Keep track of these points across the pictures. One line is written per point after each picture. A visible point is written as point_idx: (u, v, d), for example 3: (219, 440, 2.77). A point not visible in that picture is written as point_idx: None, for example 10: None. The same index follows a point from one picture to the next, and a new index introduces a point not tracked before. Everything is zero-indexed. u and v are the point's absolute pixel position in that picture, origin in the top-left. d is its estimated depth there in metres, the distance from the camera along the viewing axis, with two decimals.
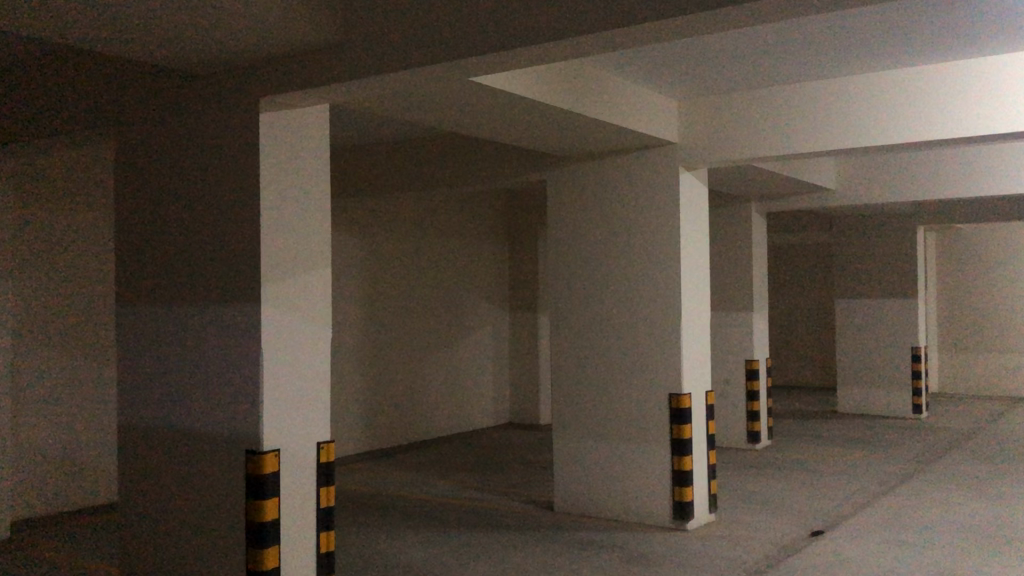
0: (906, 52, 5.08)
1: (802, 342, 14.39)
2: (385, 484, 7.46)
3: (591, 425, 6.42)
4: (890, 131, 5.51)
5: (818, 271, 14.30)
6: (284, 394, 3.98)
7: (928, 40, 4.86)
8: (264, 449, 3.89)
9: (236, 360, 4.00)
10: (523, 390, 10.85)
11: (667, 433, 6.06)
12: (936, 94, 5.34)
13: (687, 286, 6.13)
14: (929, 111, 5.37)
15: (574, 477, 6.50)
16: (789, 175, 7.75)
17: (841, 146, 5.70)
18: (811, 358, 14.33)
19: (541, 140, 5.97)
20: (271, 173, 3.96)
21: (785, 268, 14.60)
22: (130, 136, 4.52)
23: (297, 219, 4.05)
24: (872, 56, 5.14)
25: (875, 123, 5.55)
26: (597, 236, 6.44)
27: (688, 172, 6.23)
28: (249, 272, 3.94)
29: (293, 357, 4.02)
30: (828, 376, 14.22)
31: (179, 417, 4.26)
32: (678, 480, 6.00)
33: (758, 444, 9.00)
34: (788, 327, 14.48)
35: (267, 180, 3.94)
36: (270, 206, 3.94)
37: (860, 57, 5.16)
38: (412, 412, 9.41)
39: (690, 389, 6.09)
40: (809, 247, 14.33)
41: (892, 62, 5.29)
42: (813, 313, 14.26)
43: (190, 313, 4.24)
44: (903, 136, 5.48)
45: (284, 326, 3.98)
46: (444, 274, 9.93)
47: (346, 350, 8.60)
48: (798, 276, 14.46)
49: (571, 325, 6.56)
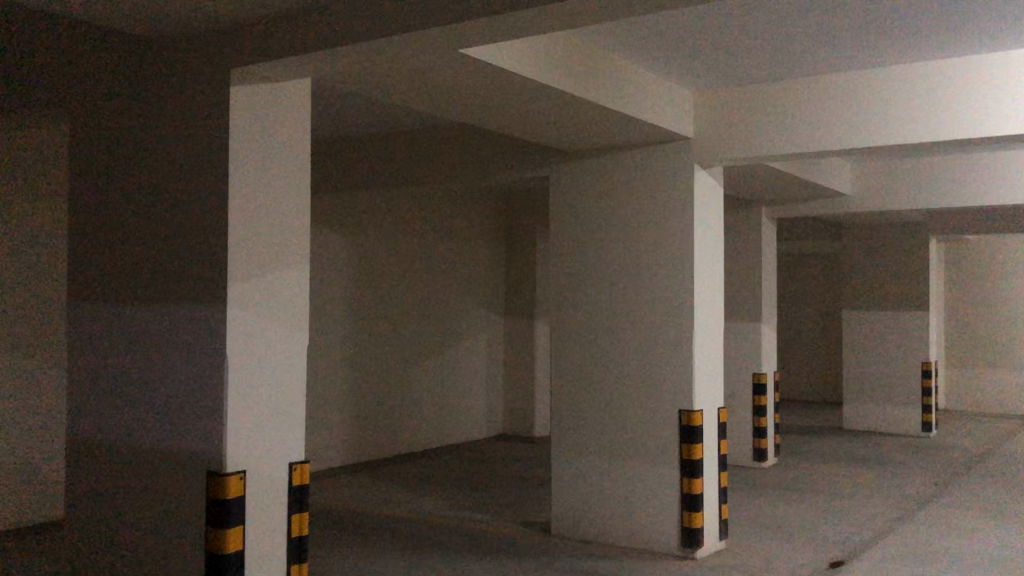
0: (931, 43, 4.62)
1: (806, 355, 13.99)
2: (369, 502, 6.96)
3: (592, 442, 5.95)
4: (909, 130, 5.05)
5: (824, 282, 13.90)
6: (253, 408, 3.48)
7: (959, 31, 4.39)
8: (228, 471, 3.40)
9: (198, 367, 3.51)
10: (518, 400, 10.38)
11: (677, 452, 5.58)
12: (962, 90, 4.87)
13: (701, 293, 5.65)
14: (954, 109, 4.90)
15: (571, 498, 6.03)
16: (804, 179, 7.30)
17: (858, 145, 5.23)
18: (815, 371, 13.93)
19: (544, 131, 5.49)
20: (243, 154, 3.46)
21: (790, 279, 14.20)
22: (84, 111, 4.03)
23: (273, 207, 3.55)
24: (894, 46, 4.67)
25: (894, 121, 5.09)
26: (601, 237, 5.97)
27: (705, 170, 5.76)
28: (214, 267, 3.45)
29: (265, 365, 3.52)
30: (832, 389, 13.81)
31: (133, 428, 3.78)
32: (687, 504, 5.52)
33: (765, 462, 8.54)
34: (793, 339, 14.08)
35: (237, 160, 3.44)
36: (241, 191, 3.45)
37: (882, 47, 4.70)
38: (399, 423, 8.91)
39: (701, 405, 5.61)
40: (816, 258, 13.93)
41: (913, 54, 4.82)
42: (817, 324, 13.87)
43: (147, 312, 3.75)
44: (922, 136, 5.01)
45: (254, 329, 3.48)
46: (435, 276, 9.45)
47: (329, 356, 8.11)
48: (802, 287, 14.08)
49: (573, 333, 6.07)
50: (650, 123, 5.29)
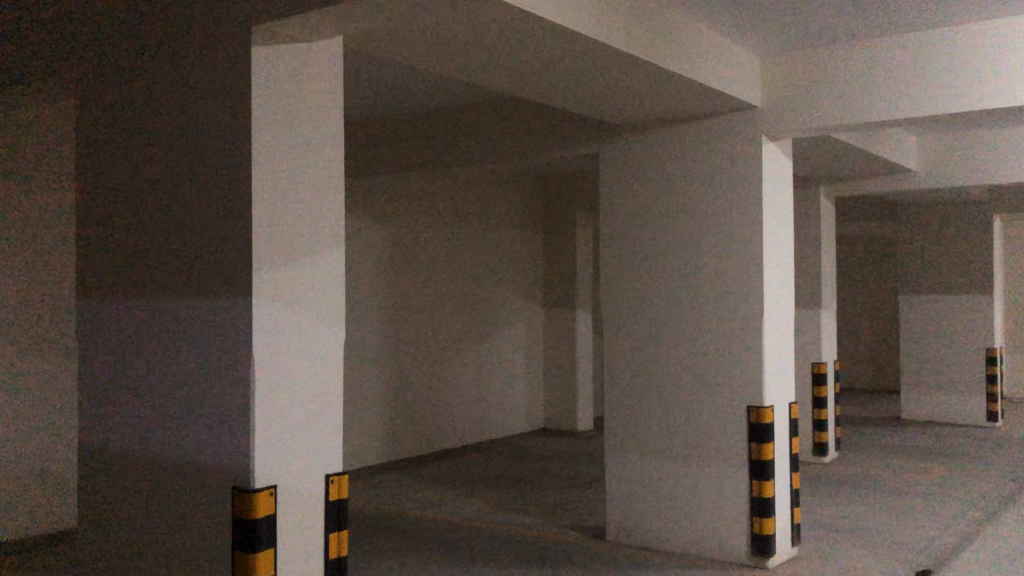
0: None
1: (861, 342, 13.45)
2: (408, 504, 6.56)
3: (652, 441, 5.48)
4: (998, 93, 4.44)
5: (880, 264, 13.36)
6: (285, 412, 3.05)
7: None
8: (257, 486, 2.97)
9: (220, 369, 3.09)
10: (560, 392, 9.93)
11: (746, 452, 5.10)
12: None
13: (771, 277, 5.15)
14: None
15: (626, 501, 5.58)
16: (872, 152, 6.75)
17: (940, 110, 4.63)
18: (870, 358, 13.38)
19: (593, 100, 5.00)
20: (269, 122, 3.01)
21: (844, 262, 13.69)
22: (91, 85, 3.63)
23: (306, 184, 3.11)
24: None
25: (981, 83, 4.49)
26: (655, 219, 5.50)
27: (773, 142, 5.23)
28: (237, 254, 3.02)
29: (298, 363, 3.09)
30: (888, 378, 13.26)
31: (147, 437, 3.37)
32: (757, 509, 5.04)
33: (827, 457, 8.03)
34: (846, 325, 13.56)
35: (262, 129, 2.99)
36: (268, 164, 3.00)
37: None
38: (435, 419, 8.51)
39: (772, 400, 5.12)
40: (871, 239, 13.40)
41: (1003, 6, 4.21)
42: (872, 310, 13.34)
43: (161, 306, 3.34)
44: (1013, 98, 4.40)
45: (284, 324, 3.05)
46: (470, 264, 9.01)
47: (360, 349, 7.71)
48: (857, 270, 13.56)
49: (628, 323, 5.60)
50: (714, 89, 4.77)
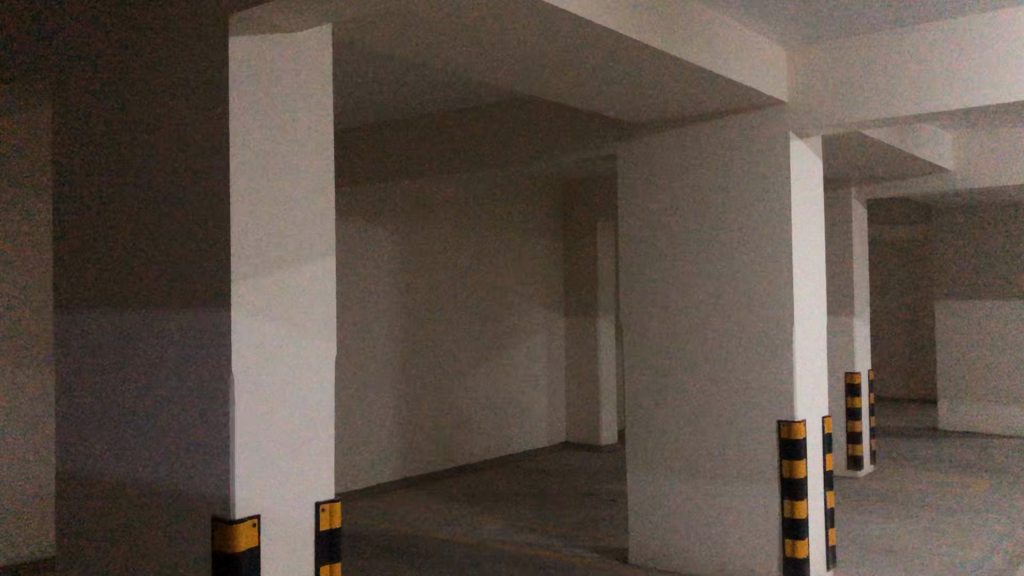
0: None
1: (896, 350, 13.03)
2: (420, 524, 6.31)
3: (675, 457, 5.18)
4: None
5: (916, 270, 12.95)
6: (270, 434, 2.79)
7: None
8: (238, 516, 2.71)
9: (198, 388, 2.84)
10: (582, 404, 9.63)
11: (776, 470, 4.78)
12: None
13: (800, 282, 4.84)
14: None
15: (648, 521, 5.29)
16: (907, 151, 6.42)
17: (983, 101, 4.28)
18: (905, 367, 12.96)
19: (606, 97, 4.72)
20: (249, 118, 2.76)
21: (878, 268, 13.30)
22: (67, 86, 3.41)
23: (291, 186, 2.86)
24: None
25: None
26: (676, 223, 5.21)
27: (801, 139, 4.92)
28: (215, 263, 2.77)
29: (285, 380, 2.83)
30: (924, 387, 12.82)
31: (124, 462, 3.13)
32: (789, 530, 4.72)
33: (861, 472, 7.67)
34: (881, 332, 13.16)
35: (241, 124, 2.74)
36: (248, 164, 2.75)
37: None
38: (450, 433, 8.27)
39: (804, 415, 4.80)
40: (906, 244, 13.00)
41: None
42: (908, 317, 12.93)
43: (137, 321, 3.10)
44: None
45: (268, 340, 2.79)
46: (485, 273, 8.77)
47: (370, 362, 7.49)
48: (891, 276, 13.17)
49: (648, 333, 5.31)
50: (737, 83, 4.46)
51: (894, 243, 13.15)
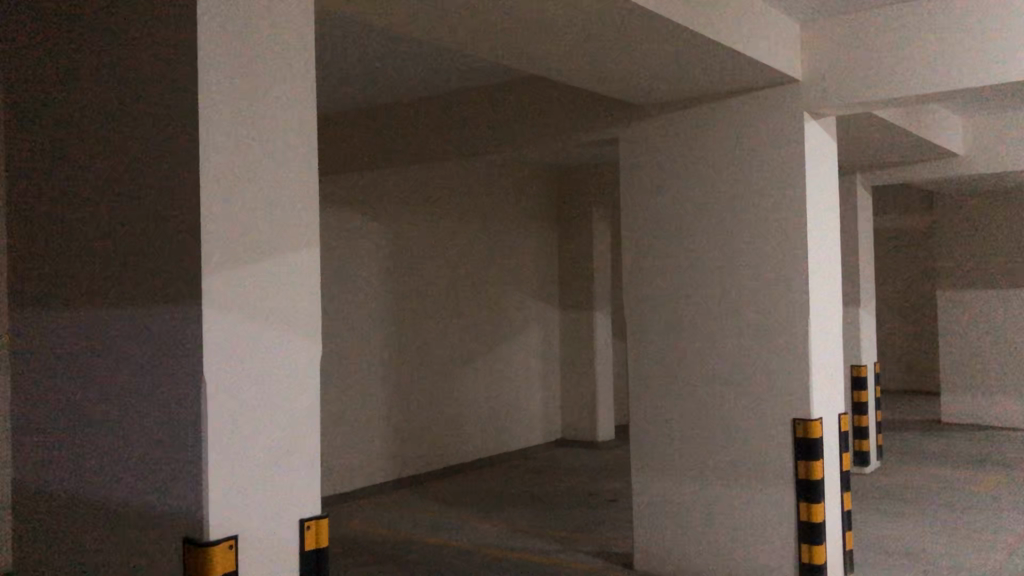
0: None
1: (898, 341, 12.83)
2: (413, 528, 6.03)
3: (683, 458, 4.91)
4: None
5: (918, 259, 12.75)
6: (247, 445, 2.49)
7: None
8: (212, 537, 2.39)
9: (165, 394, 2.52)
10: (579, 400, 9.35)
11: (792, 471, 4.51)
12: None
13: (816, 271, 4.56)
14: None
15: (654, 526, 5.02)
16: (919, 134, 6.16)
17: (1012, 76, 3.98)
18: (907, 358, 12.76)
19: (607, 75, 4.42)
20: (220, 86, 2.43)
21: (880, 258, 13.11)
22: (12, 58, 3.07)
23: (267, 166, 2.55)
24: None
25: None
26: (682, 211, 4.93)
27: (815, 120, 4.63)
28: (183, 253, 2.45)
29: (264, 383, 2.53)
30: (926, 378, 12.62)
31: (88, 474, 2.82)
32: (806, 535, 4.44)
33: (868, 467, 7.43)
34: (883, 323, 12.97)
35: (210, 94, 2.41)
36: (220, 141, 2.43)
37: None
38: (442, 431, 7.99)
39: (820, 412, 4.53)
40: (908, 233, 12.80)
41: None
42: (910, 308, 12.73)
43: (98, 317, 2.78)
44: None
45: (244, 338, 2.48)
46: (477, 267, 8.49)
47: (357, 359, 7.20)
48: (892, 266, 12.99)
49: (652, 327, 5.03)
50: (748, 58, 4.16)
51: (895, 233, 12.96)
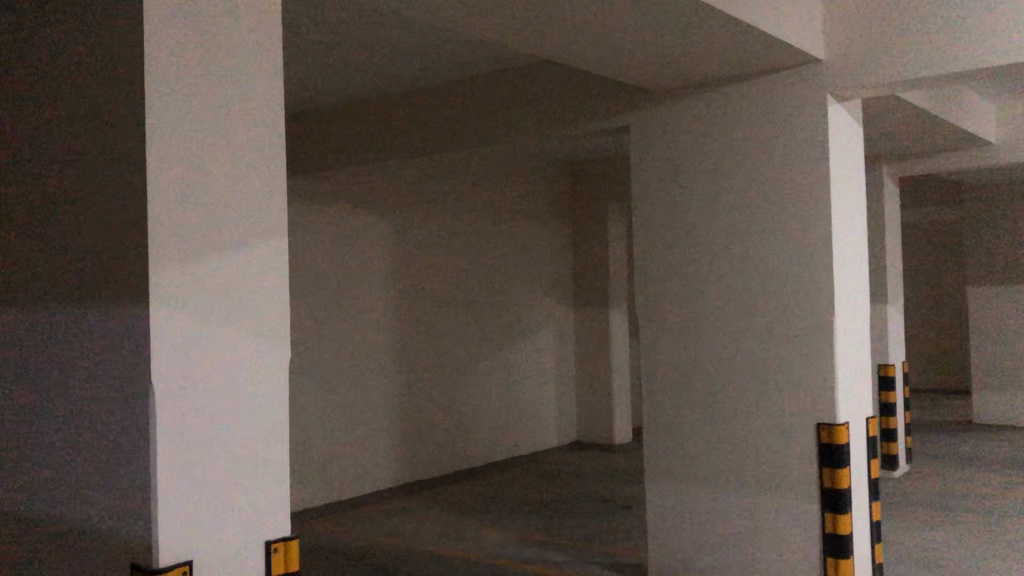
0: None
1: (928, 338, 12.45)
2: (417, 537, 5.77)
3: (699, 464, 4.63)
4: None
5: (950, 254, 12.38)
6: (203, 457, 2.18)
7: None
8: (163, 563, 2.10)
9: (107, 399, 2.20)
10: (594, 401, 9.06)
11: (816, 479, 4.20)
12: None
13: (840, 265, 4.25)
14: None
15: (670, 536, 4.74)
16: (950, 121, 5.83)
17: None
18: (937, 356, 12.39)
19: (616, 56, 4.13)
20: (171, 49, 2.11)
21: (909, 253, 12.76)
22: None
23: (228, 142, 2.23)
24: None
25: None
26: (697, 202, 4.64)
27: (840, 104, 4.30)
28: (126, 239, 2.13)
29: (223, 388, 2.22)
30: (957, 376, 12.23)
31: (21, 483, 2.49)
32: (831, 549, 4.13)
33: (896, 471, 7.10)
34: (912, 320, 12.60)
35: (159, 57, 2.09)
36: (171, 112, 2.11)
37: None
38: (451, 434, 7.76)
39: (846, 417, 4.22)
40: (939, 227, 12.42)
41: None
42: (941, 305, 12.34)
43: (31, 309, 2.45)
44: None
45: (198, 336, 2.17)
46: (486, 264, 8.24)
47: (361, 360, 6.97)
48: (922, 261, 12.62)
49: (664, 326, 4.76)
50: (767, 35, 3.85)
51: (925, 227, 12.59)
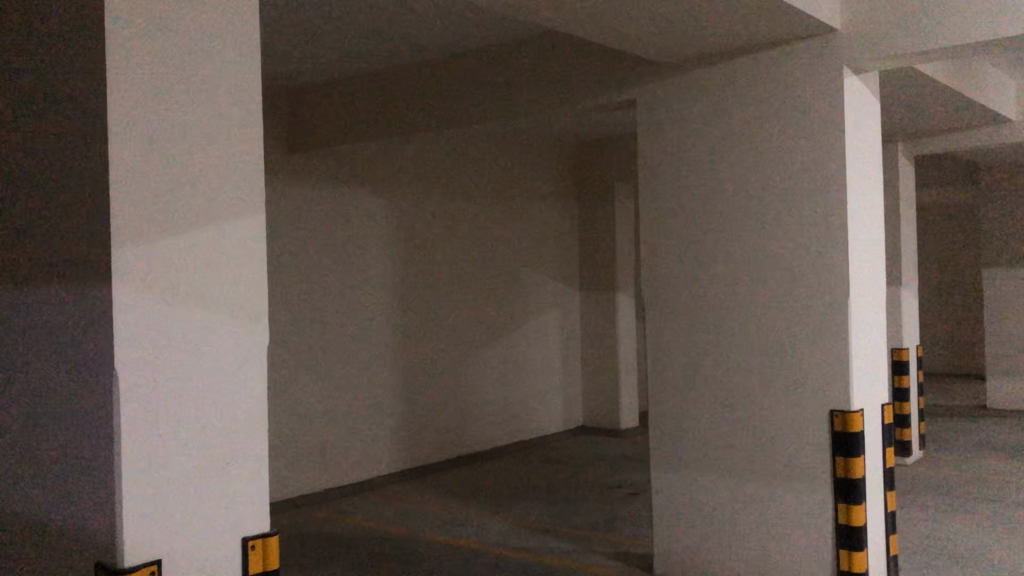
0: None
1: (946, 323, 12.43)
2: (417, 525, 5.63)
3: (705, 452, 4.48)
4: None
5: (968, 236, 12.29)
6: (172, 450, 2.00)
7: None
8: (127, 563, 1.92)
9: (58, 385, 2.00)
10: (600, 385, 8.91)
11: (830, 468, 4.03)
12: None
13: (856, 245, 4.06)
14: None
15: (675, 528, 4.59)
16: (968, 97, 5.63)
17: None
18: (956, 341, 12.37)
19: (622, 26, 3.94)
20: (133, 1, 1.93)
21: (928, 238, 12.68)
22: None
23: (197, 106, 2.05)
24: None
25: None
26: (705, 182, 4.46)
27: (857, 77, 4.11)
28: (84, 211, 1.94)
29: (194, 377, 2.05)
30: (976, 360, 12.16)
31: None
32: (845, 540, 3.96)
33: (908, 457, 6.93)
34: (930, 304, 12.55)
35: (119, 10, 1.91)
36: (135, 71, 1.93)
37: None
38: (453, 420, 7.63)
39: (861, 404, 4.04)
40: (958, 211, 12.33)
41: None
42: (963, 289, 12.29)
43: None
44: None
45: (165, 315, 1.98)
46: (489, 246, 8.08)
47: (360, 344, 6.84)
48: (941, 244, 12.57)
49: (670, 310, 4.60)
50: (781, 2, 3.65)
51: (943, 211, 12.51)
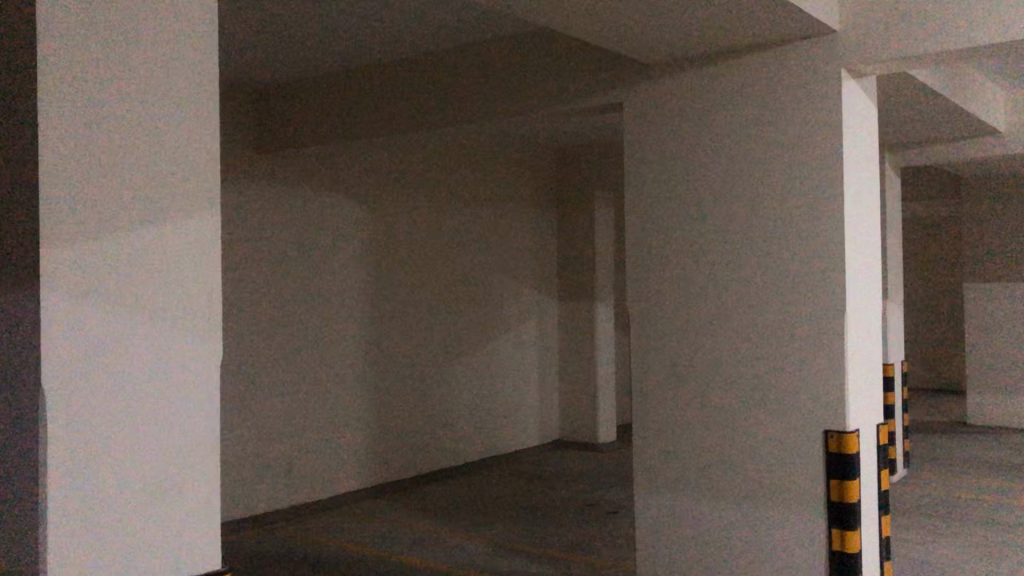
0: None
1: (928, 338, 12.39)
2: (387, 545, 5.38)
3: (691, 473, 4.28)
4: None
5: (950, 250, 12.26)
6: (114, 471, 1.73)
7: None
8: None
9: None
10: (578, 398, 8.69)
11: (824, 492, 3.84)
12: None
13: (852, 257, 3.88)
14: None
15: (657, 550, 4.38)
16: (962, 107, 5.50)
17: None
18: (938, 357, 12.31)
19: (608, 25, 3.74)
20: None
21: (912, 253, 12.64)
22: None
23: (145, 77, 1.79)
24: None
25: None
26: (693, 190, 4.26)
27: (855, 80, 3.93)
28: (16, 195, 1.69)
29: (141, 387, 1.78)
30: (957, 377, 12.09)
31: None
32: (840, 568, 3.77)
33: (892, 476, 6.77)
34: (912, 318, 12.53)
35: None
36: (74, 33, 1.67)
37: None
38: (425, 433, 7.38)
39: (856, 424, 3.86)
40: (942, 226, 12.31)
41: None
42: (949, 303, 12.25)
43: None
44: None
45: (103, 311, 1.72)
46: (465, 254, 7.85)
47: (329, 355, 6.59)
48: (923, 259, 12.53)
49: (655, 324, 4.40)
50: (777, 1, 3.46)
51: (927, 226, 12.48)
